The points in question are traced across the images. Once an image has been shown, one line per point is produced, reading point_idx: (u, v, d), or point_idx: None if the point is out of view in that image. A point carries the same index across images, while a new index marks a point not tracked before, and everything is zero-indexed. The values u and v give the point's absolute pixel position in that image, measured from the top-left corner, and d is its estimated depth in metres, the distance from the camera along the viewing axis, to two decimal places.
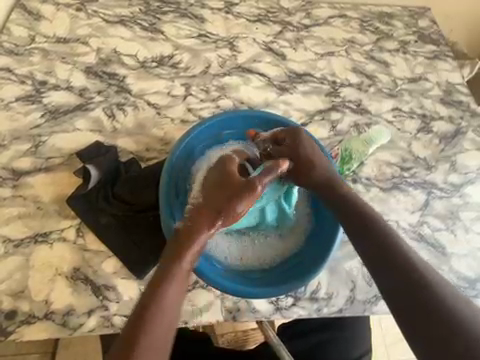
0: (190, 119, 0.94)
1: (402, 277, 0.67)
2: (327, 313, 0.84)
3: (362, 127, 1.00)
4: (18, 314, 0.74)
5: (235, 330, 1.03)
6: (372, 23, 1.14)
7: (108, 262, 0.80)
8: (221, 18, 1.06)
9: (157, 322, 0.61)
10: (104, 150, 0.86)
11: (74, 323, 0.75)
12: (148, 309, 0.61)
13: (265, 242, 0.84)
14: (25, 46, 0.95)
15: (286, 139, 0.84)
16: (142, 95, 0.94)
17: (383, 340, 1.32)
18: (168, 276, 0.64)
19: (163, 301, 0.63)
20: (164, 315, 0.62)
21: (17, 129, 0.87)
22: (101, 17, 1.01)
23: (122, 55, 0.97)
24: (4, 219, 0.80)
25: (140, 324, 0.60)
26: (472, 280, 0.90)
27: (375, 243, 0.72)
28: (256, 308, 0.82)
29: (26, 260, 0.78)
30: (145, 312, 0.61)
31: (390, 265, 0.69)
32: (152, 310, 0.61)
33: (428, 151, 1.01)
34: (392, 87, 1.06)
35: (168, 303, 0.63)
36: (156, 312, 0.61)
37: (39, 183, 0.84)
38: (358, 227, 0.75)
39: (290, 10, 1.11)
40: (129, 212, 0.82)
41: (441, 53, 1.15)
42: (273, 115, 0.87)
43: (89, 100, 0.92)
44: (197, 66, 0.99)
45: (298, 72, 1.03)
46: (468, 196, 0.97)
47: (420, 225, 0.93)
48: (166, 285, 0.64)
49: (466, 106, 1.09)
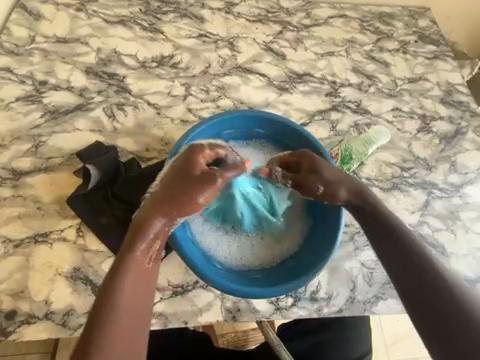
0: (190, 119, 0.94)
1: (413, 271, 0.66)
2: (327, 313, 0.83)
3: (362, 127, 1.00)
4: (18, 314, 0.74)
5: (235, 330, 1.06)
6: (372, 24, 1.14)
7: (109, 262, 0.80)
8: (221, 18, 1.06)
9: (120, 304, 0.59)
10: (104, 150, 0.86)
11: (74, 323, 0.75)
12: (106, 293, 0.59)
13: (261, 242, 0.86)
14: (25, 46, 0.95)
15: (302, 162, 0.79)
16: (142, 95, 0.94)
17: (383, 340, 1.32)
18: (126, 263, 0.62)
19: (125, 284, 0.61)
20: (126, 298, 0.60)
21: (17, 129, 0.87)
22: (101, 17, 1.01)
23: (122, 55, 0.97)
24: (4, 219, 0.80)
25: (102, 305, 0.58)
26: (472, 280, 0.90)
27: (386, 233, 0.71)
28: (256, 308, 0.82)
29: (26, 260, 0.78)
30: (105, 295, 0.59)
31: (400, 249, 0.68)
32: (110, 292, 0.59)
33: (428, 151, 1.01)
34: (392, 87, 1.06)
35: (131, 288, 0.61)
36: (117, 297, 0.59)
37: (39, 184, 0.84)
38: (365, 215, 0.74)
39: (290, 10, 1.11)
40: (129, 212, 0.83)
41: (441, 53, 1.15)
42: (275, 115, 0.86)
43: (89, 100, 0.92)
44: (197, 66, 0.99)
45: (298, 72, 1.03)
46: (468, 196, 0.97)
47: (420, 225, 0.93)
48: (125, 271, 0.62)
49: (466, 106, 1.09)
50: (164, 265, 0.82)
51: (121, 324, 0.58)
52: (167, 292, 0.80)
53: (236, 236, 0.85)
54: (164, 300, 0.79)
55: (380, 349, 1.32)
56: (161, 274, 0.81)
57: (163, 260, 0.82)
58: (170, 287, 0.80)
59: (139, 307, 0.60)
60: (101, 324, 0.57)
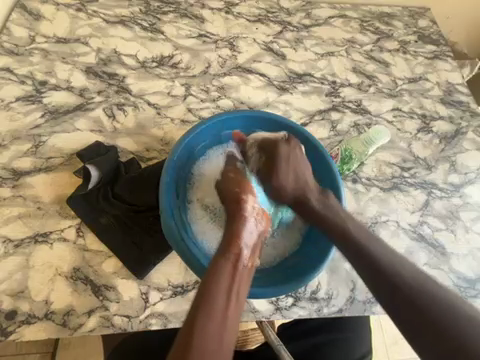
0: (190, 119, 0.94)
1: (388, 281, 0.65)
2: (327, 313, 0.83)
3: (362, 127, 1.00)
4: (18, 314, 0.74)
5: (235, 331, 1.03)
6: (372, 23, 1.14)
7: (109, 262, 0.80)
8: (221, 18, 1.06)
9: (213, 316, 0.55)
10: (104, 150, 0.86)
11: (74, 323, 0.75)
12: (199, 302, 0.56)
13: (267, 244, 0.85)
14: (25, 46, 0.95)
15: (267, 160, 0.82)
16: (142, 95, 0.94)
17: (383, 341, 1.32)
18: (220, 269, 0.60)
19: (222, 287, 0.58)
20: (223, 306, 0.56)
21: (17, 129, 0.87)
22: (102, 17, 1.01)
23: (122, 55, 0.97)
24: (4, 219, 0.80)
25: (198, 319, 0.54)
26: (472, 280, 0.89)
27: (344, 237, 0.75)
28: (256, 308, 0.82)
29: (26, 260, 0.78)
30: (204, 298, 0.56)
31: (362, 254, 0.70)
32: (208, 294, 0.57)
33: (428, 151, 1.01)
34: (392, 87, 1.06)
35: (226, 293, 0.58)
36: (213, 310, 0.55)
37: (39, 183, 0.84)
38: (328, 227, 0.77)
39: (290, 10, 1.11)
40: (129, 212, 0.83)
41: (441, 53, 1.15)
42: (280, 117, 0.86)
43: (89, 99, 0.92)
44: (196, 66, 0.99)
45: (298, 72, 1.03)
46: (468, 196, 0.97)
47: (421, 225, 0.93)
48: (219, 270, 0.60)
49: (466, 106, 1.09)
50: (164, 264, 0.82)
51: (209, 339, 0.52)
52: (168, 292, 0.80)
53: None
54: (164, 300, 0.79)
55: (379, 343, 1.32)
56: (161, 274, 0.81)
57: (163, 260, 0.82)
58: (170, 287, 0.80)
59: (228, 327, 0.55)
60: (194, 341, 0.52)
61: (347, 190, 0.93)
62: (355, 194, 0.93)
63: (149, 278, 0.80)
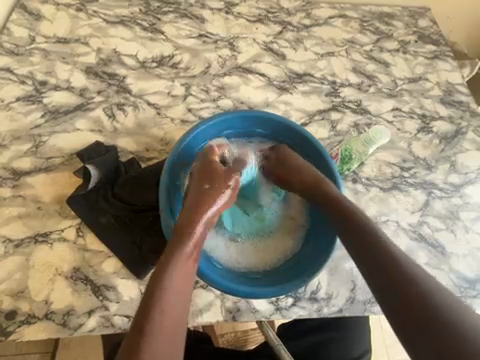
0: (190, 119, 0.94)
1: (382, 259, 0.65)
2: (328, 313, 0.83)
3: (362, 127, 1.00)
4: (18, 314, 0.74)
5: (235, 330, 1.07)
6: (372, 23, 1.14)
7: (108, 262, 0.80)
8: (221, 18, 1.06)
9: (162, 314, 0.58)
10: (104, 150, 0.86)
11: (74, 323, 0.75)
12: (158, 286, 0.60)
13: (269, 244, 0.87)
14: (25, 46, 0.95)
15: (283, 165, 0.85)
16: (143, 95, 0.94)
17: (383, 340, 1.32)
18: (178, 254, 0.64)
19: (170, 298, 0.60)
20: (168, 308, 0.59)
21: (17, 129, 0.87)
22: (102, 17, 1.01)
23: (122, 55, 0.97)
24: (5, 219, 0.80)
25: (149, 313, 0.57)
26: (472, 280, 0.89)
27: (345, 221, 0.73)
28: (256, 308, 0.82)
29: (26, 260, 0.78)
30: (153, 299, 0.59)
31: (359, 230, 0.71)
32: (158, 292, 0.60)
33: (428, 151, 1.01)
34: (392, 87, 1.06)
35: (175, 301, 0.60)
36: (164, 303, 0.58)
37: (39, 184, 0.84)
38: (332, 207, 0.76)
39: (290, 10, 1.11)
40: (129, 211, 0.82)
41: (441, 53, 1.15)
42: (282, 117, 0.86)
43: (89, 100, 0.92)
44: (196, 66, 0.99)
45: (298, 72, 1.03)
46: (468, 196, 0.97)
47: (420, 225, 0.93)
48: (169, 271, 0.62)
49: (466, 106, 1.09)
50: None
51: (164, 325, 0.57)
52: None
53: (238, 243, 0.86)
54: None
55: (378, 342, 1.32)
56: None
57: None
58: None
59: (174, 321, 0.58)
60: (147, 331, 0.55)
61: (347, 189, 0.93)
62: (355, 194, 0.93)
63: (149, 278, 0.80)
